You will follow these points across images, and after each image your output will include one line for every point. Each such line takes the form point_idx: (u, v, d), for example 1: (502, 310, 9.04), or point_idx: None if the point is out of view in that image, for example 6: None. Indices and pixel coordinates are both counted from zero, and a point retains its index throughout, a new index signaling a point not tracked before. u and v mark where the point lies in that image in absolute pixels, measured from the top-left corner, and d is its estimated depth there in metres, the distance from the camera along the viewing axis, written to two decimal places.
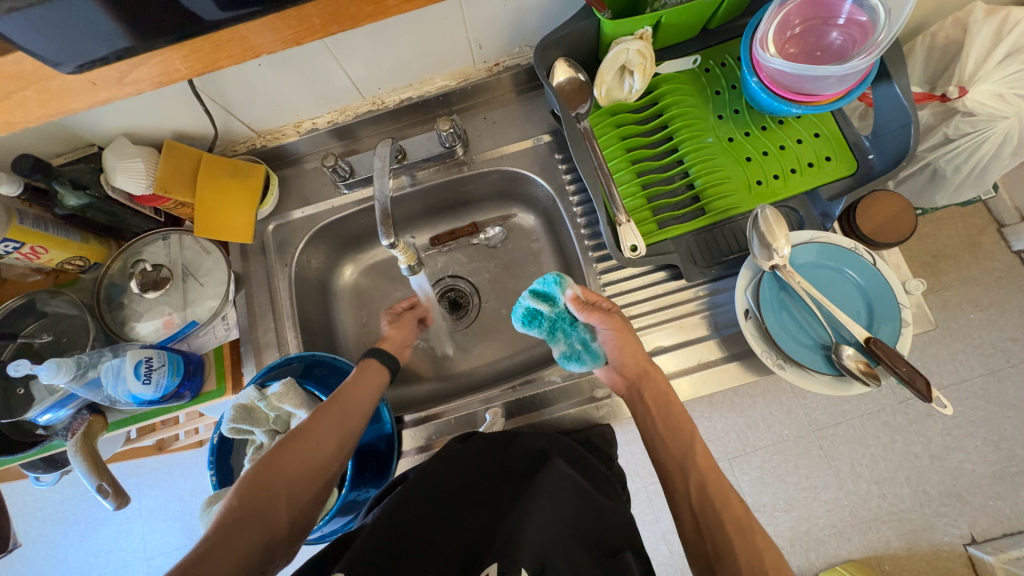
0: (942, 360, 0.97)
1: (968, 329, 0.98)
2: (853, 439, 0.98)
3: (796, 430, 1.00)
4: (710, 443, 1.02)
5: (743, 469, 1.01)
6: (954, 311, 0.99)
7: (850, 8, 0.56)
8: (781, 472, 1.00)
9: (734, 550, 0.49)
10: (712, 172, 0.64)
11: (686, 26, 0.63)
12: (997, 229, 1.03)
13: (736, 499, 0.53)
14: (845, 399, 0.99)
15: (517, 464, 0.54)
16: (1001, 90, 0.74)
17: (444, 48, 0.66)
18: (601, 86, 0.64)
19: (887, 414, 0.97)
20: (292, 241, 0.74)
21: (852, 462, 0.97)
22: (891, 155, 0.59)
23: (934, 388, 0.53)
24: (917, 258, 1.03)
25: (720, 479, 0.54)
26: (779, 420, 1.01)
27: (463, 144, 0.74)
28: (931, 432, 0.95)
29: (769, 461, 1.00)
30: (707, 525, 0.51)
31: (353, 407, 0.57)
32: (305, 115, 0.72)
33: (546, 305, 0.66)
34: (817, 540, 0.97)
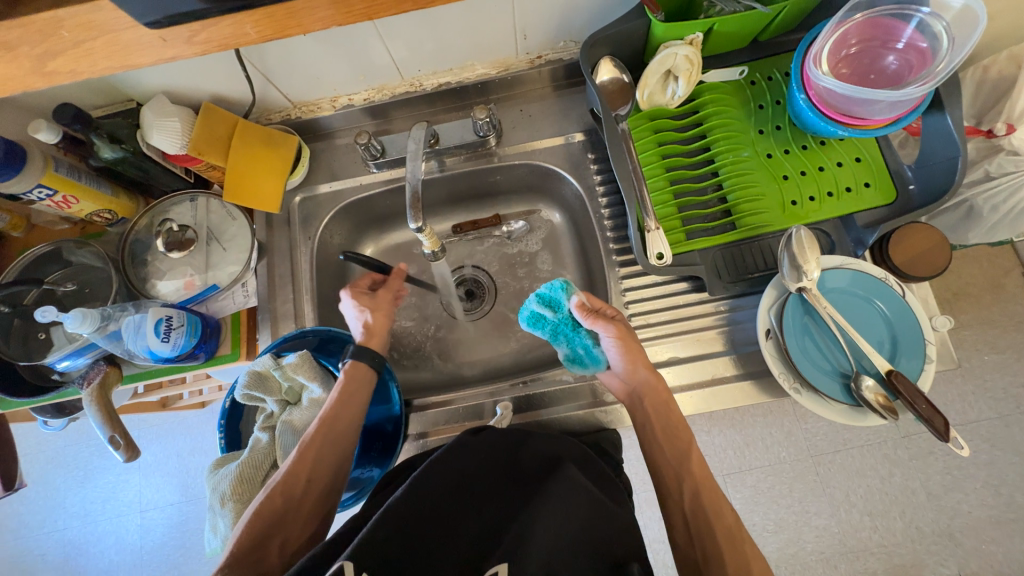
0: (951, 399, 0.96)
1: (981, 371, 0.97)
2: (852, 469, 0.97)
3: (795, 454, 0.99)
4: (706, 457, 1.02)
5: (736, 487, 1.01)
6: (969, 351, 0.98)
7: (911, 33, 0.54)
8: (774, 493, 1.00)
9: (722, 559, 0.50)
10: (746, 187, 0.64)
11: (738, 37, 0.61)
12: (1023, 273, 1.01)
13: (729, 510, 0.54)
14: (849, 428, 0.98)
15: (527, 461, 0.56)
16: None
17: (490, 36, 0.65)
18: (644, 89, 0.63)
19: (888, 447, 0.95)
20: (318, 215, 0.75)
21: (847, 491, 0.97)
22: (932, 188, 0.58)
23: (952, 428, 0.52)
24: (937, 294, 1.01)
25: (714, 490, 0.55)
26: (779, 441, 1.00)
27: (496, 134, 0.74)
28: (930, 469, 0.94)
29: (764, 481, 1.00)
30: (698, 535, 0.52)
31: (335, 428, 0.56)
32: (342, 90, 0.71)
33: (548, 310, 0.65)
34: (804, 564, 0.97)
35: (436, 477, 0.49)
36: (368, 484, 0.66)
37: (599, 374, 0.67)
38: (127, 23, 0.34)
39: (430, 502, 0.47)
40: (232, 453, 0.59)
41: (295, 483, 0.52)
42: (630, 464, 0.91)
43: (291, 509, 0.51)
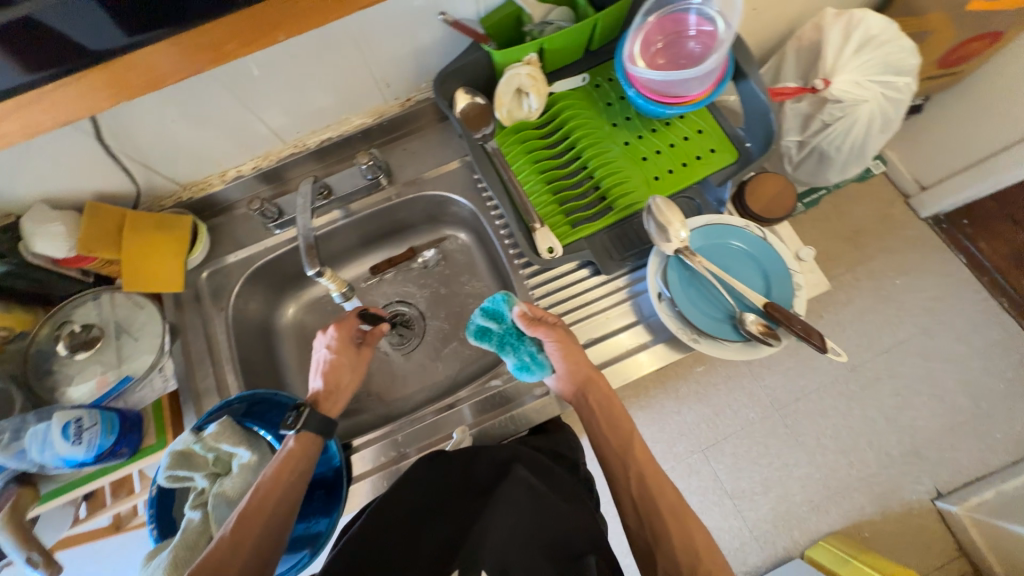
0: (879, 327, 1.22)
1: (896, 294, 1.25)
2: (815, 414, 1.16)
3: (761, 412, 1.17)
4: (683, 435, 1.18)
5: (717, 457, 1.16)
6: (883, 280, 1.26)
7: (697, 20, 0.64)
8: (754, 456, 1.15)
9: (670, 535, 0.53)
10: (613, 174, 0.71)
11: (569, 49, 0.69)
12: (906, 201, 1.32)
13: (671, 489, 0.57)
14: (801, 377, 1.19)
15: (478, 473, 0.58)
16: (858, 79, 0.88)
17: (354, 88, 0.71)
18: (502, 107, 0.69)
19: (841, 386, 1.18)
20: (228, 285, 0.76)
21: (816, 436, 1.14)
22: (762, 140, 0.67)
23: (827, 340, 0.58)
24: (841, 234, 1.31)
25: (658, 470, 0.59)
26: (745, 404, 1.18)
27: (386, 175, 0.79)
28: (882, 398, 1.16)
29: (739, 446, 1.16)
30: (649, 516, 0.55)
31: (269, 510, 0.53)
32: (228, 163, 0.75)
33: (494, 322, 0.67)
34: (799, 517, 1.11)
35: (391, 507, 0.53)
36: (320, 539, 0.61)
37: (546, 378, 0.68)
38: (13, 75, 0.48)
39: (381, 540, 0.50)
40: (164, 542, 0.57)
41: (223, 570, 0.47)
42: (594, 460, 0.93)
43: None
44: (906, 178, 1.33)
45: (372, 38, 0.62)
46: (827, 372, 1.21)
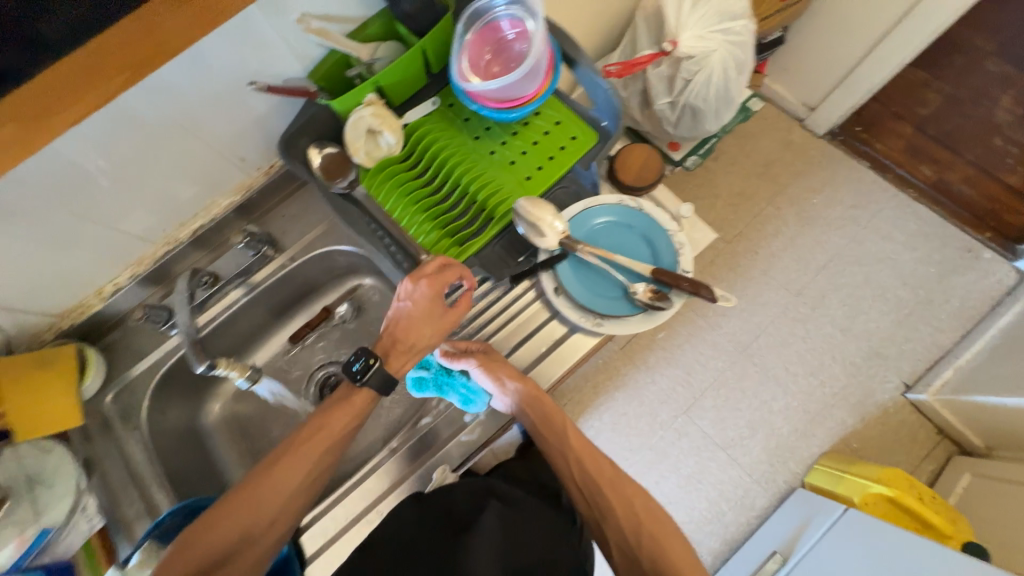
0: (811, 246, 1.43)
1: (818, 211, 1.46)
2: (777, 345, 1.37)
3: (729, 359, 1.38)
4: (665, 402, 1.36)
5: (700, 414, 1.35)
6: (803, 202, 1.47)
7: (512, 24, 0.65)
8: (732, 402, 1.35)
9: (611, 508, 0.60)
10: (486, 186, 0.71)
11: (409, 79, 0.69)
12: (801, 125, 1.52)
13: (604, 460, 0.64)
14: (756, 317, 1.40)
15: (459, 506, 0.64)
16: (701, 32, 0.92)
17: (205, 171, 0.69)
18: (359, 152, 0.68)
19: (790, 311, 1.39)
20: (136, 402, 0.72)
21: (785, 365, 1.36)
22: (613, 115, 0.70)
23: (713, 289, 0.64)
24: (755, 167, 1.50)
25: (591, 450, 0.65)
26: (711, 354, 1.38)
27: (271, 246, 0.79)
28: (833, 309, 1.38)
29: (717, 399, 1.35)
30: (592, 494, 0.62)
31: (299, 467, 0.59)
32: (102, 279, 0.71)
33: (424, 369, 0.69)
34: (790, 449, 1.31)
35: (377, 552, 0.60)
36: None
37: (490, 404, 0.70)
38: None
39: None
40: None
41: (243, 516, 0.56)
42: None
43: (230, 540, 0.55)
44: (795, 104, 1.51)
45: (201, 121, 0.63)
46: (784, 304, 1.40)
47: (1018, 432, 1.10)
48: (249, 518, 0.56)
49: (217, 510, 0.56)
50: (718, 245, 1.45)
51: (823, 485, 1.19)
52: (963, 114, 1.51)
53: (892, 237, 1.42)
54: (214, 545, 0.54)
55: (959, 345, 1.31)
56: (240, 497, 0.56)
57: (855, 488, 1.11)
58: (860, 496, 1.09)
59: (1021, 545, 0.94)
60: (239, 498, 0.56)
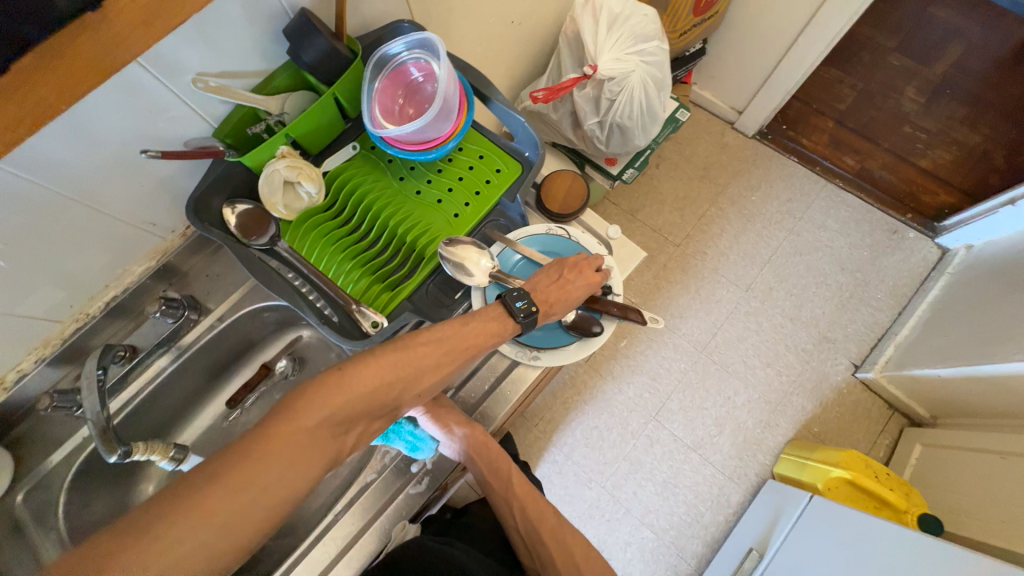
0: (755, 242, 1.49)
1: (758, 208, 1.52)
2: (733, 340, 1.42)
3: (691, 360, 1.41)
4: (635, 410, 1.37)
5: (669, 417, 1.37)
6: (742, 200, 1.53)
7: (420, 67, 0.65)
8: (698, 402, 1.37)
9: (551, 556, 0.67)
10: (414, 228, 0.70)
11: (325, 127, 0.67)
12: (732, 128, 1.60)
13: (547, 510, 0.71)
14: (712, 315, 1.44)
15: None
16: (618, 55, 0.96)
17: (115, 240, 0.65)
18: (277, 206, 0.66)
19: (743, 306, 1.44)
20: (54, 500, 0.67)
21: (743, 359, 1.40)
22: (533, 148, 0.71)
23: (643, 311, 0.67)
24: (695, 172, 1.56)
25: (533, 496, 0.72)
26: (673, 357, 1.41)
27: (194, 309, 0.75)
28: (781, 301, 1.44)
29: (684, 400, 1.38)
30: (534, 544, 0.68)
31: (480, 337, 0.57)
32: (3, 369, 0.64)
33: None
34: (757, 441, 1.34)
35: None
36: None
37: (437, 449, 0.67)
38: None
39: None
40: None
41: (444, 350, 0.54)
42: None
43: (392, 381, 0.50)
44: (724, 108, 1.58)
45: (99, 190, 0.58)
46: (737, 300, 1.45)
47: (957, 400, 1.16)
48: (263, 498, 0.41)
49: (217, 477, 0.40)
50: (668, 249, 1.49)
51: (789, 474, 1.22)
52: (875, 107, 1.61)
53: (827, 226, 1.50)
54: (367, 392, 0.48)
55: (897, 322, 1.39)
56: (396, 355, 0.51)
57: (819, 474, 1.13)
58: (824, 482, 1.11)
59: (975, 511, 0.98)
60: (360, 378, 0.48)
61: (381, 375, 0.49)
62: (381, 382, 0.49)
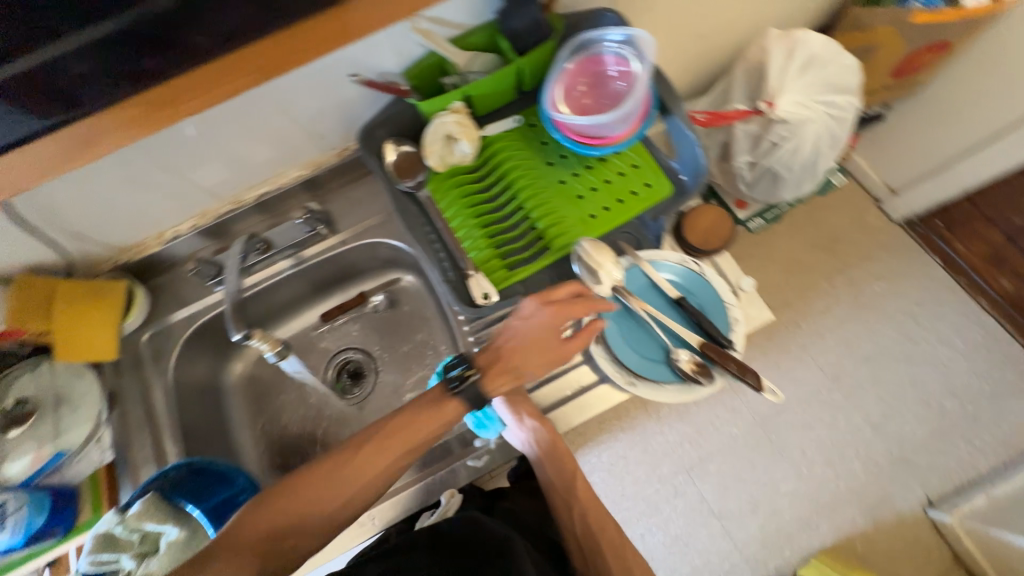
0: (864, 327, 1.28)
1: (875, 298, 1.32)
2: (797, 424, 1.21)
3: (744, 427, 1.21)
4: (666, 456, 1.20)
5: (703, 477, 1.18)
6: (862, 284, 1.33)
7: (617, 61, 0.63)
8: (737, 472, 1.18)
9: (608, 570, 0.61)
10: (549, 215, 0.70)
11: (498, 94, 0.69)
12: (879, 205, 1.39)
13: (610, 521, 0.65)
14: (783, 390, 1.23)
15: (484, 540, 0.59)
16: (801, 99, 0.90)
17: (286, 143, 0.70)
18: (432, 155, 0.68)
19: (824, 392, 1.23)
20: (168, 348, 0.75)
21: (801, 447, 1.19)
22: (693, 173, 0.67)
23: (761, 376, 0.60)
24: (822, 239, 1.38)
25: (598, 506, 0.65)
26: (725, 419, 1.22)
27: (326, 225, 0.79)
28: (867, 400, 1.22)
29: (723, 463, 1.19)
30: (589, 553, 0.63)
31: (400, 443, 0.59)
32: (166, 225, 0.74)
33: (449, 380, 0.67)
34: None
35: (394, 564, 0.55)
36: None
37: (502, 433, 0.68)
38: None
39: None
40: None
41: (403, 446, 0.60)
42: None
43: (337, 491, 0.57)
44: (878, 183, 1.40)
45: (293, 96, 0.63)
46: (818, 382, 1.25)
47: None
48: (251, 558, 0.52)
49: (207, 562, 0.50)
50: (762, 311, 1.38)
51: None
52: None
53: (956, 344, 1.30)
54: (296, 513, 0.55)
55: (997, 472, 1.15)
56: (333, 464, 0.58)
57: None
58: None
59: None
60: (309, 486, 0.57)
61: (331, 467, 0.58)
62: (331, 475, 0.58)
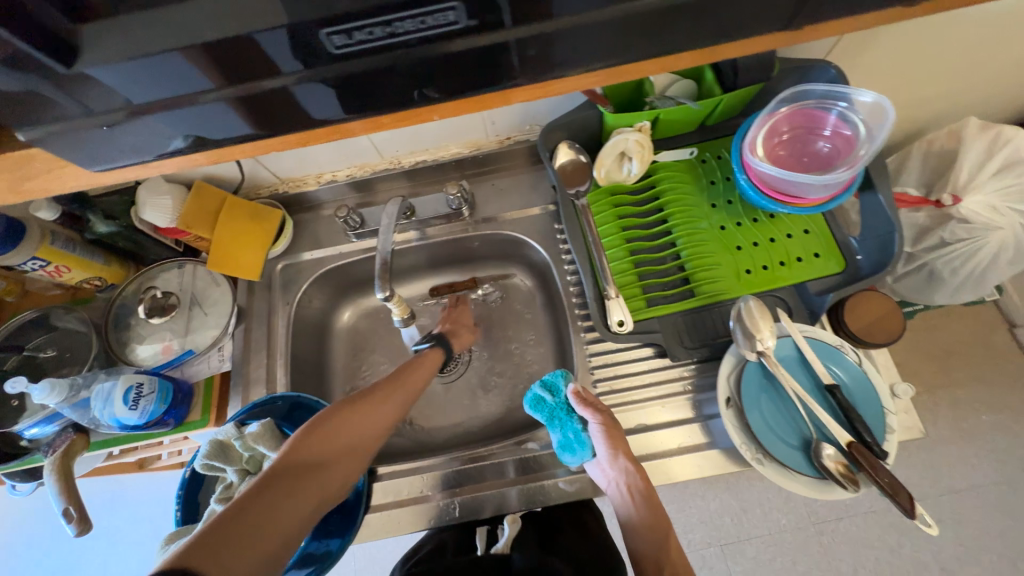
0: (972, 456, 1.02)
1: (979, 431, 1.03)
2: (856, 538, 1.01)
3: (794, 521, 1.04)
4: (702, 524, 1.07)
5: (736, 557, 1.04)
6: (966, 411, 1.05)
7: (835, 121, 0.60)
8: (777, 565, 1.03)
9: None
10: (702, 258, 0.66)
11: (683, 122, 0.67)
12: (1008, 329, 1.09)
13: None
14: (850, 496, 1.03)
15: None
16: (994, 202, 0.79)
17: (461, 121, 0.72)
18: (601, 168, 0.68)
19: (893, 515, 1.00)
20: (298, 280, 0.78)
21: (854, 564, 1.00)
22: (876, 258, 0.61)
23: (918, 503, 0.50)
24: (928, 350, 1.09)
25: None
26: (777, 507, 1.05)
27: (469, 207, 0.79)
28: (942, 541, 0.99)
29: (765, 551, 1.04)
30: None
31: (401, 392, 0.64)
32: (327, 168, 0.77)
33: (547, 391, 0.64)
34: None
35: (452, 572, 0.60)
36: (327, 559, 0.59)
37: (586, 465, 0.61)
38: (64, 115, 0.29)
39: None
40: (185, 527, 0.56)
41: (360, 426, 0.59)
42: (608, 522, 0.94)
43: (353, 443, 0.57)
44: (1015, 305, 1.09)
45: None
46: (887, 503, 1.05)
47: None
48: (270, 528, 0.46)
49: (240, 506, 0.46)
50: None
51: None
52: None
53: None
54: (340, 448, 0.56)
55: None
56: (351, 417, 0.58)
57: None
58: None
59: None
60: (342, 431, 0.57)
61: (371, 423, 0.60)
62: (371, 432, 0.59)
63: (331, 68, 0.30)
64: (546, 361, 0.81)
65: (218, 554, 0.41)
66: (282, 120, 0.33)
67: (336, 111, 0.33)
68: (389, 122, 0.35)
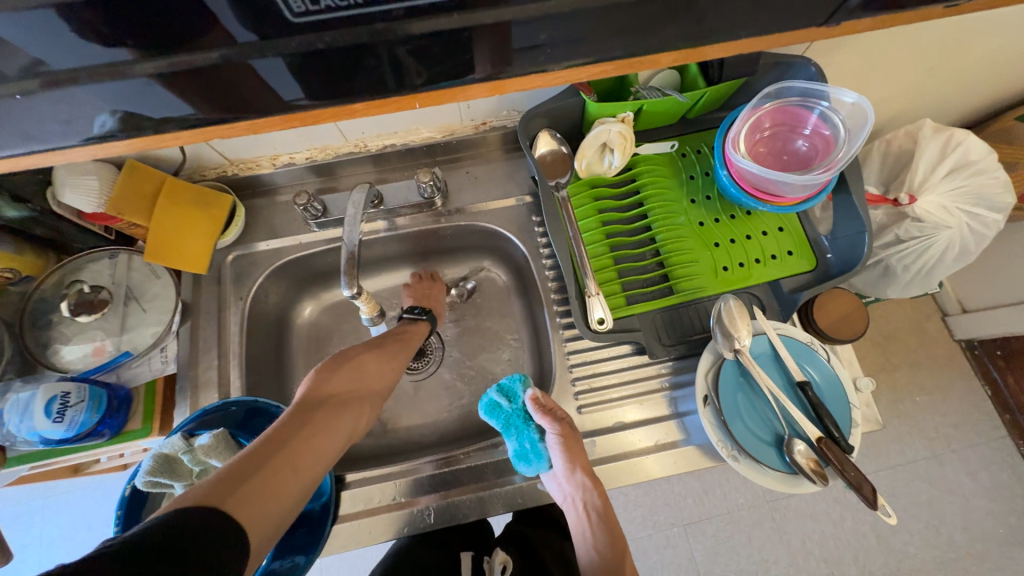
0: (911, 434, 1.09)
1: (914, 412, 1.11)
2: (805, 513, 1.07)
3: (750, 500, 1.09)
4: (666, 506, 1.10)
5: (697, 537, 1.08)
6: (902, 393, 1.12)
7: (815, 120, 0.60)
8: (733, 543, 1.07)
9: None
10: (681, 254, 0.66)
11: (666, 114, 0.65)
12: (941, 317, 1.17)
13: None
14: None
15: None
16: (945, 203, 0.83)
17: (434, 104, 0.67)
18: (582, 159, 0.66)
19: (837, 490, 1.07)
20: (252, 273, 0.72)
21: (802, 537, 1.06)
22: (846, 258, 0.63)
23: (880, 495, 0.52)
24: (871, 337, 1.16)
25: None
26: (735, 488, 1.10)
27: (442, 196, 0.74)
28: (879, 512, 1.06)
29: (723, 530, 1.08)
30: None
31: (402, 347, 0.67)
32: (283, 149, 0.69)
33: (505, 398, 0.61)
34: None
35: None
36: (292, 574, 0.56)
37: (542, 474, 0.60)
38: None
39: None
40: None
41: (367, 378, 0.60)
42: None
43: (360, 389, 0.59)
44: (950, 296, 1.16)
45: None
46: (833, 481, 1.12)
47: None
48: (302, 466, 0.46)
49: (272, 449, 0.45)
50: None
51: None
52: None
53: None
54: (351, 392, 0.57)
55: None
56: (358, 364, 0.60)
57: None
58: None
59: None
60: (354, 376, 0.59)
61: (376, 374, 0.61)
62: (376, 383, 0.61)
63: (298, 40, 0.26)
64: (521, 357, 0.78)
65: (253, 495, 0.40)
66: (238, 98, 0.29)
67: (305, 90, 0.29)
68: (362, 108, 0.31)
